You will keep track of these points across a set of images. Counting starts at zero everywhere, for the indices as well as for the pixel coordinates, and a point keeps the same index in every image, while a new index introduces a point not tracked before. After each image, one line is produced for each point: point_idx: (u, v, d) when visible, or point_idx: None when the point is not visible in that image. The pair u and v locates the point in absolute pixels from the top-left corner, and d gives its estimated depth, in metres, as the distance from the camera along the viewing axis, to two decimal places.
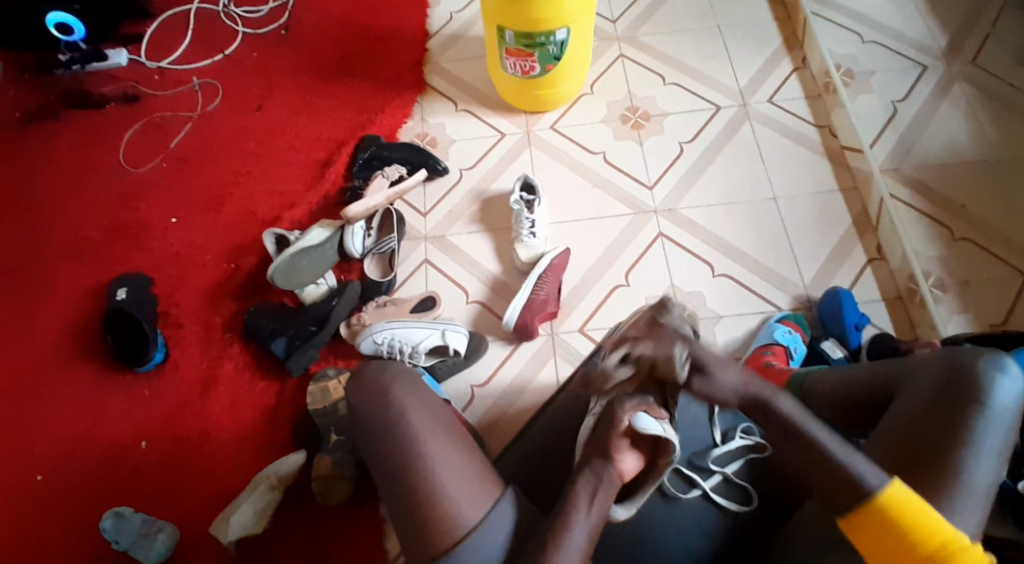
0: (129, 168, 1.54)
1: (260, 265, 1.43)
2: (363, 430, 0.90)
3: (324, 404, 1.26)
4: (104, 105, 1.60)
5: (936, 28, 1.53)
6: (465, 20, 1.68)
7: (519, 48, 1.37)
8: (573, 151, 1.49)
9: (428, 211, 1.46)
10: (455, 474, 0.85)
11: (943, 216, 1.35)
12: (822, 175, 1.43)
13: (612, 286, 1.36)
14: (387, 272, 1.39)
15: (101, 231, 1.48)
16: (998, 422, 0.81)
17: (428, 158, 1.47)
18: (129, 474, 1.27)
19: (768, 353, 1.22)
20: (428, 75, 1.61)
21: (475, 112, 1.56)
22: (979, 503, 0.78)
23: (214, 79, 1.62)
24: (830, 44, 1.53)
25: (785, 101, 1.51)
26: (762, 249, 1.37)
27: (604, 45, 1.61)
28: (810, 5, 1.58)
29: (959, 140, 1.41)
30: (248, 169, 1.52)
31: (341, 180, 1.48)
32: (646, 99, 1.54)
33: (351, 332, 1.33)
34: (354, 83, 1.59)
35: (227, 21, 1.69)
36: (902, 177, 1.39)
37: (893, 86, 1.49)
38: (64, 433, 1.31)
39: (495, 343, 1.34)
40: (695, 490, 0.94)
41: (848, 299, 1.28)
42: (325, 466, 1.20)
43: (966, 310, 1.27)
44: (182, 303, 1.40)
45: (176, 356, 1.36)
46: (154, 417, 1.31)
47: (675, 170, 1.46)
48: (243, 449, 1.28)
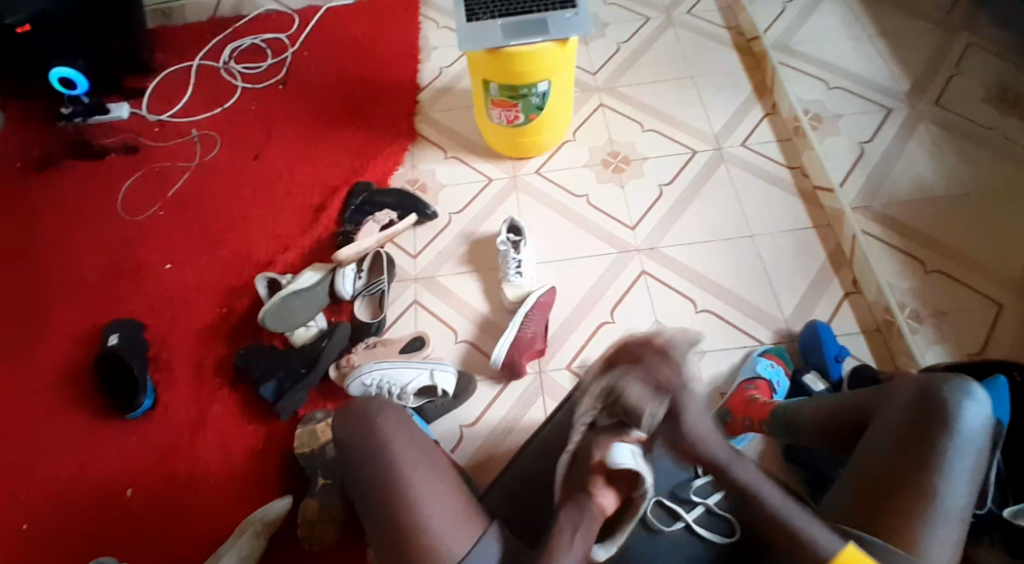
0: (125, 215, 1.58)
1: (252, 308, 1.45)
2: (354, 468, 0.93)
3: (311, 447, 1.27)
4: (103, 156, 1.65)
5: (900, 74, 1.61)
6: (454, 74, 1.76)
7: (503, 99, 1.44)
8: (558, 194, 1.55)
9: (418, 253, 1.50)
10: (441, 503, 0.88)
11: (915, 250, 1.40)
12: (797, 213, 1.49)
13: (598, 322, 1.39)
14: (377, 312, 1.42)
15: (97, 276, 1.50)
16: (967, 446, 0.88)
17: (418, 203, 1.51)
18: (116, 519, 1.26)
19: (751, 387, 1.26)
20: (419, 125, 1.68)
21: (463, 159, 1.62)
22: (955, 525, 0.85)
23: (212, 131, 1.68)
24: (799, 91, 1.61)
25: (759, 145, 1.58)
26: (743, 285, 1.41)
27: (586, 96, 1.68)
28: (779, 55, 1.67)
29: (925, 175, 1.47)
30: (243, 215, 1.56)
31: (333, 225, 1.53)
32: (626, 144, 1.60)
33: (340, 373, 1.35)
34: (347, 133, 1.65)
35: (225, 77, 1.77)
36: (873, 213, 1.45)
37: (860, 129, 1.56)
38: (52, 477, 1.30)
39: (484, 382, 1.36)
40: (679, 522, 0.97)
41: (825, 333, 1.32)
42: (311, 510, 1.21)
43: (943, 340, 1.30)
44: (175, 346, 1.42)
45: (168, 398, 1.37)
46: (142, 462, 1.31)
47: (656, 211, 1.51)
48: (232, 492, 1.27)
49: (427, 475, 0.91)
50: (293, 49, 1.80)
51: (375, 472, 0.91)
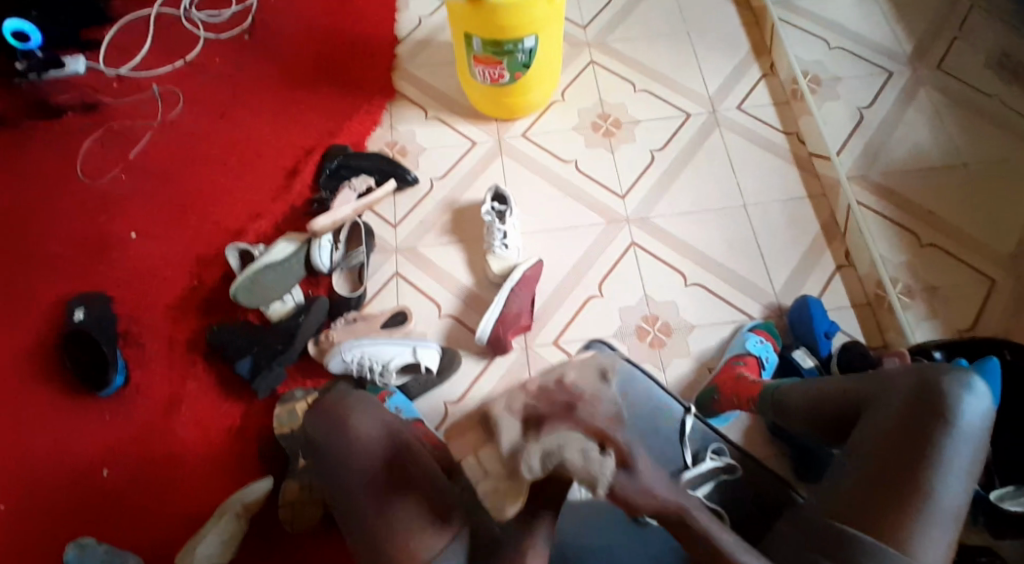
0: (86, 180, 1.48)
1: (224, 280, 1.39)
2: (326, 464, 0.95)
3: (291, 427, 1.23)
4: (59, 114, 1.55)
5: (902, 34, 1.54)
6: (433, 25, 1.65)
7: (487, 56, 1.35)
8: (544, 159, 1.48)
9: (398, 222, 1.44)
10: (406, 501, 0.90)
11: (909, 223, 1.36)
12: (792, 182, 1.44)
13: (586, 296, 1.35)
14: (356, 286, 1.37)
15: (59, 246, 1.42)
16: (964, 442, 0.86)
17: (397, 168, 1.45)
18: (92, 502, 1.22)
19: (740, 363, 1.23)
20: (397, 82, 1.58)
21: (445, 120, 1.53)
22: (949, 522, 0.83)
23: (174, 86, 1.57)
24: (799, 50, 1.54)
25: (755, 108, 1.52)
26: (734, 258, 1.37)
27: (575, 52, 1.60)
28: (779, 10, 1.58)
29: (923, 143, 1.43)
30: (211, 181, 1.48)
31: (307, 191, 1.45)
32: (617, 106, 1.53)
33: (320, 349, 1.30)
34: (320, 90, 1.55)
35: (187, 26, 1.64)
36: (869, 183, 1.40)
37: (860, 93, 1.50)
38: (21, 459, 1.26)
39: (469, 357, 1.32)
40: (680, 508, 1.01)
41: (816, 307, 1.28)
42: (293, 492, 1.19)
43: (934, 316, 1.28)
44: (145, 321, 1.36)
45: (140, 376, 1.32)
46: (116, 442, 1.27)
47: (647, 179, 1.45)
48: (211, 473, 1.24)
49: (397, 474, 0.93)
50: None
51: (346, 467, 0.93)
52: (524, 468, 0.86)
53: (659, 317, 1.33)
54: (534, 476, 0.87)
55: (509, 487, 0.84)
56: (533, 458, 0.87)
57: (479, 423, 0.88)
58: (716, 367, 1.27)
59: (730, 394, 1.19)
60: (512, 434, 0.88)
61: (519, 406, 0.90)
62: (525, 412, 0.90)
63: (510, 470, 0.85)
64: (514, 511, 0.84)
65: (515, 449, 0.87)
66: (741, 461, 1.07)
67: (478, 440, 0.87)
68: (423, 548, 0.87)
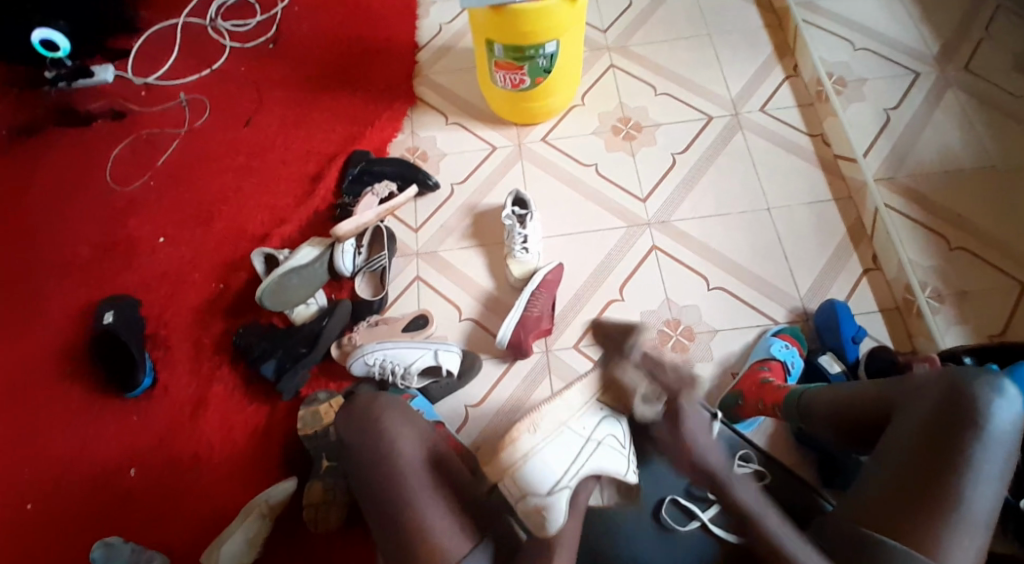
0: (116, 186, 1.52)
1: (249, 284, 1.41)
2: (356, 463, 0.96)
3: (315, 428, 1.24)
4: (90, 122, 1.58)
5: (928, 34, 1.52)
6: (454, 31, 1.66)
7: (508, 61, 1.35)
8: (564, 163, 1.48)
9: (420, 226, 1.45)
10: (435, 505, 0.90)
11: (938, 225, 1.33)
12: (816, 185, 1.42)
13: (607, 299, 1.35)
14: (378, 290, 1.38)
15: (88, 251, 1.46)
16: (995, 448, 0.84)
17: (419, 173, 1.46)
18: (120, 500, 1.24)
19: (764, 368, 1.21)
20: (419, 88, 1.60)
21: (465, 125, 1.54)
22: (979, 530, 0.81)
23: (201, 95, 1.60)
24: (822, 51, 1.52)
25: (778, 110, 1.50)
26: (758, 261, 1.36)
27: (595, 55, 1.60)
28: (802, 12, 1.57)
29: (953, 145, 1.40)
30: (236, 186, 1.50)
31: (330, 197, 1.47)
32: (638, 109, 1.53)
33: (342, 352, 1.32)
34: (342, 96, 1.57)
35: (213, 36, 1.68)
36: (896, 186, 1.38)
37: (886, 94, 1.48)
38: (51, 458, 1.28)
39: (490, 361, 1.32)
40: (694, 521, 0.97)
41: (843, 311, 1.26)
42: (316, 493, 1.20)
43: (964, 321, 1.25)
44: (171, 324, 1.38)
45: (166, 378, 1.34)
46: (143, 442, 1.29)
47: (668, 182, 1.44)
48: (235, 473, 1.26)
49: (430, 477, 0.93)
50: (283, 4, 1.70)
51: (377, 466, 0.93)
52: (553, 485, 0.88)
53: (680, 320, 1.32)
54: (569, 490, 0.89)
55: (543, 504, 0.87)
56: (562, 473, 0.89)
57: (504, 447, 0.91)
58: (740, 373, 1.26)
59: (755, 399, 1.18)
60: (538, 448, 0.90)
61: (541, 422, 0.93)
62: (545, 424, 0.92)
63: (542, 488, 0.88)
64: (552, 525, 0.86)
65: (542, 464, 0.89)
66: (770, 467, 1.04)
67: (502, 463, 0.90)
68: (452, 549, 0.87)
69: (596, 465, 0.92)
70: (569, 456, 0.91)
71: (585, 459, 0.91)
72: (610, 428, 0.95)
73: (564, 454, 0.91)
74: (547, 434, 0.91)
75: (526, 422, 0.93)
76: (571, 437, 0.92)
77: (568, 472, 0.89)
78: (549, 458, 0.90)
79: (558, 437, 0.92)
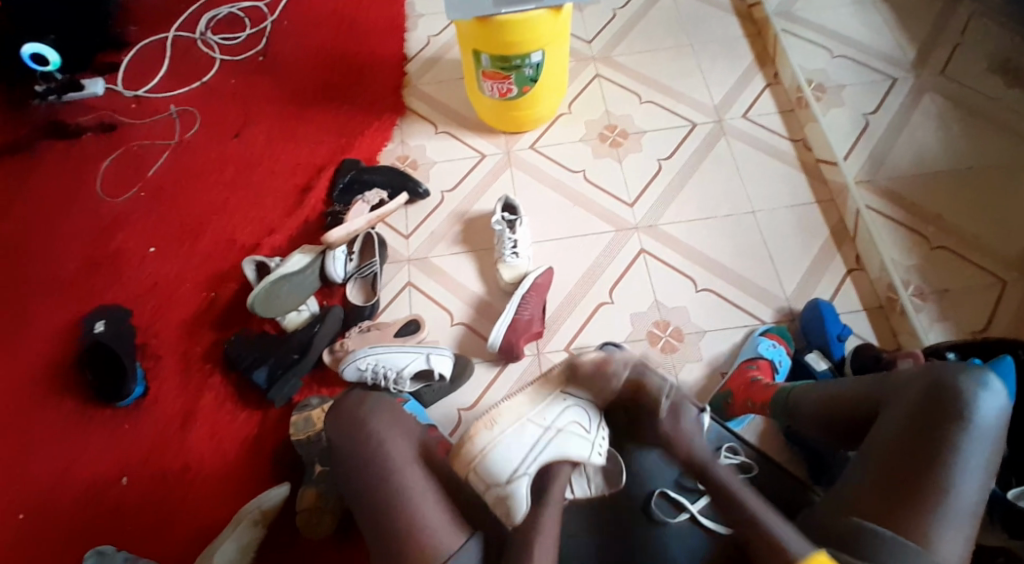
0: (106, 198, 1.52)
1: (240, 293, 1.41)
2: (343, 464, 0.95)
3: (306, 434, 1.23)
4: (80, 135, 1.59)
5: (903, 43, 1.57)
6: (442, 44, 1.69)
7: (495, 71, 1.38)
8: (553, 170, 1.50)
9: (410, 233, 1.46)
10: (431, 507, 0.89)
11: (919, 225, 1.37)
12: (799, 188, 1.46)
13: (597, 302, 1.36)
14: (370, 297, 1.38)
15: (78, 262, 1.46)
16: (982, 439, 0.85)
17: (408, 181, 1.47)
18: (109, 510, 1.23)
19: (752, 367, 1.23)
20: (408, 99, 1.62)
21: (456, 134, 1.56)
22: (967, 520, 0.82)
23: (191, 107, 1.62)
24: (800, 59, 1.56)
25: (759, 116, 1.54)
26: (743, 263, 1.38)
27: (580, 66, 1.63)
28: (781, 23, 1.62)
29: (929, 147, 1.44)
30: (226, 197, 1.51)
31: (321, 204, 1.48)
32: (623, 117, 1.56)
33: (334, 358, 1.31)
34: (332, 107, 1.59)
35: (204, 49, 1.70)
36: (876, 187, 1.42)
37: (863, 99, 1.52)
38: (40, 470, 1.27)
39: (481, 365, 1.33)
40: (683, 513, 0.99)
41: (828, 311, 1.29)
42: (310, 498, 1.19)
43: (946, 318, 1.28)
44: (161, 334, 1.38)
45: (155, 388, 1.33)
46: (133, 452, 1.28)
47: (654, 187, 1.47)
48: (225, 481, 1.25)
49: (420, 473, 0.93)
50: (273, 19, 1.73)
51: (365, 467, 0.93)
52: (512, 473, 0.93)
53: (670, 322, 1.34)
54: (528, 477, 0.93)
55: (505, 494, 0.92)
56: (521, 461, 0.94)
57: (465, 443, 0.97)
58: (729, 372, 1.28)
59: (743, 397, 1.20)
60: (495, 442, 0.95)
61: (500, 419, 0.98)
62: (503, 420, 0.98)
63: (502, 477, 0.93)
64: (519, 514, 0.91)
65: (501, 454, 0.94)
66: (756, 459, 1.06)
67: (466, 457, 0.96)
68: (442, 544, 0.86)
69: (556, 449, 0.95)
70: (527, 445, 0.95)
71: (543, 446, 0.95)
72: (573, 415, 1.00)
73: (520, 443, 0.95)
74: (505, 426, 0.97)
75: (483, 419, 0.99)
76: (529, 428, 0.96)
77: (526, 459, 0.94)
78: (506, 448, 0.95)
79: (518, 428, 0.96)
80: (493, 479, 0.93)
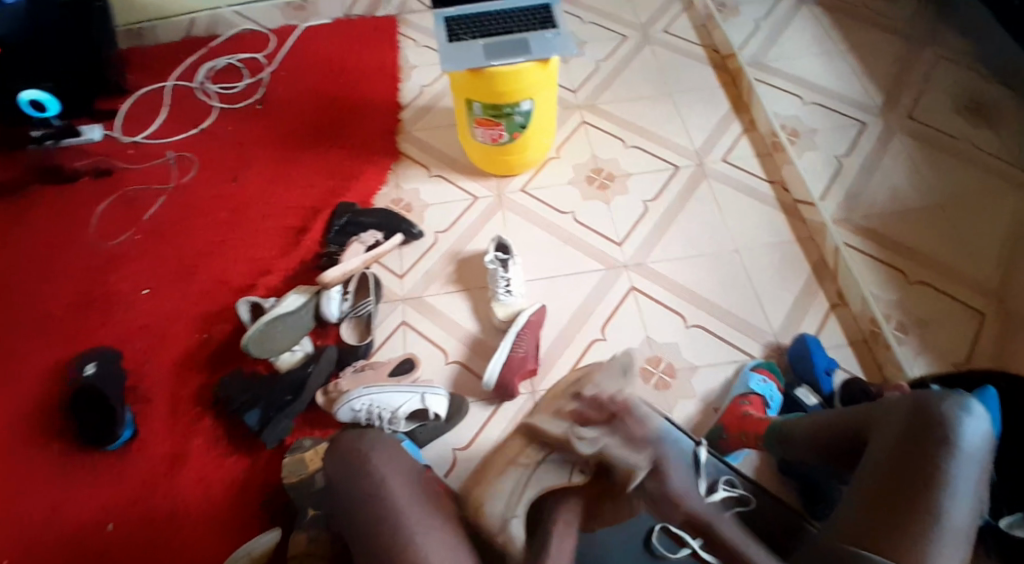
0: (100, 241, 1.53)
1: (234, 334, 1.41)
2: (344, 501, 0.94)
3: (299, 476, 1.22)
4: (75, 179, 1.61)
5: (872, 90, 1.66)
6: (435, 91, 1.75)
7: (487, 118, 1.43)
8: (543, 212, 1.55)
9: (404, 273, 1.48)
10: (434, 540, 0.88)
11: (895, 261, 1.42)
12: (779, 226, 1.51)
13: (589, 339, 1.39)
14: (365, 336, 1.39)
15: (70, 304, 1.45)
16: (969, 463, 0.86)
17: (404, 222, 1.50)
18: (94, 558, 1.20)
19: (745, 403, 1.25)
20: (401, 144, 1.66)
21: (448, 177, 1.61)
22: (960, 544, 0.82)
23: (187, 152, 1.65)
24: (775, 107, 1.66)
25: (739, 159, 1.61)
26: (729, 298, 1.42)
27: (568, 113, 1.70)
28: (754, 72, 1.72)
29: (901, 188, 1.51)
30: (222, 239, 1.52)
31: (316, 246, 1.50)
32: (610, 161, 1.62)
33: (328, 400, 1.30)
34: (328, 152, 1.64)
35: (201, 97, 1.74)
36: (853, 225, 1.48)
37: (835, 143, 1.60)
38: (24, 518, 1.24)
39: (476, 404, 1.34)
40: (685, 548, 0.99)
41: (813, 344, 1.33)
42: (299, 543, 1.10)
43: (926, 349, 1.32)
44: (155, 376, 1.37)
45: (147, 429, 1.32)
46: (122, 497, 1.26)
47: (642, 226, 1.52)
48: (218, 526, 1.22)
49: (426, 508, 0.92)
50: (270, 69, 1.78)
51: (367, 504, 0.92)
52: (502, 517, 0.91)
53: (661, 357, 1.37)
54: (519, 517, 0.91)
55: (504, 538, 0.90)
56: (507, 504, 0.92)
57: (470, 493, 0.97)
58: (722, 406, 1.30)
59: (738, 431, 1.23)
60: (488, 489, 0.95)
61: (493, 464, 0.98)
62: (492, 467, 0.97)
63: (494, 524, 0.91)
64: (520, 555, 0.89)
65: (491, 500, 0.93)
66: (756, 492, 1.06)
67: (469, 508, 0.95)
68: None
69: (539, 485, 0.93)
70: (512, 486, 0.94)
71: (525, 485, 0.93)
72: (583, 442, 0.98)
73: (503, 487, 0.94)
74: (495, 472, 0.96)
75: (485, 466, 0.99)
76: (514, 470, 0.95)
77: (511, 501, 0.92)
78: (496, 492, 0.94)
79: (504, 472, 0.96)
80: (490, 526, 0.91)
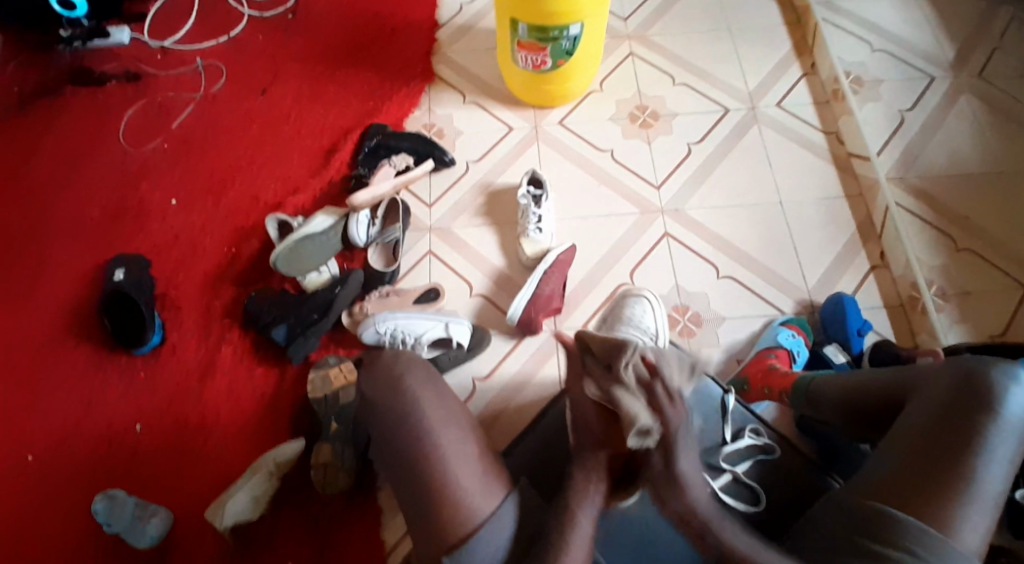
0: (129, 147, 1.51)
1: (261, 251, 1.41)
2: (376, 418, 0.90)
3: (324, 393, 1.23)
4: (103, 83, 1.58)
5: (943, 42, 1.55)
6: (475, 12, 1.67)
7: (531, 42, 1.35)
8: (579, 147, 1.49)
9: (433, 202, 1.45)
10: (465, 467, 0.86)
11: (946, 227, 1.36)
12: (829, 180, 1.44)
13: (618, 283, 1.36)
14: (391, 262, 1.38)
15: (99, 211, 1.45)
16: (1010, 433, 0.83)
17: (436, 149, 1.46)
18: (124, 457, 1.24)
19: (771, 355, 1.22)
20: (436, 66, 1.60)
21: (483, 105, 1.55)
22: (989, 509, 0.80)
23: (217, 61, 1.61)
24: (842, 53, 1.55)
25: (794, 106, 1.53)
26: (767, 253, 1.38)
27: (615, 43, 1.62)
28: (823, 11, 1.60)
29: (963, 150, 1.43)
30: (250, 154, 1.50)
31: (345, 167, 1.47)
32: (655, 98, 1.54)
33: (353, 320, 1.31)
34: (362, 69, 1.58)
35: (232, 3, 1.68)
36: (906, 185, 1.40)
37: (900, 96, 1.51)
38: (56, 416, 1.27)
39: (498, 337, 1.33)
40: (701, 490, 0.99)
41: (850, 305, 1.28)
42: (325, 454, 1.18)
43: (965, 320, 1.27)
44: (182, 287, 1.38)
45: (173, 339, 1.33)
46: (150, 401, 1.28)
47: (683, 170, 1.46)
48: (242, 437, 1.25)
49: (460, 430, 0.89)
50: None
51: (399, 425, 0.88)
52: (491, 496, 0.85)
53: (689, 307, 1.34)
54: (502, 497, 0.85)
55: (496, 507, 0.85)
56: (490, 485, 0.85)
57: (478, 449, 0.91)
58: (745, 359, 1.28)
59: (760, 385, 1.19)
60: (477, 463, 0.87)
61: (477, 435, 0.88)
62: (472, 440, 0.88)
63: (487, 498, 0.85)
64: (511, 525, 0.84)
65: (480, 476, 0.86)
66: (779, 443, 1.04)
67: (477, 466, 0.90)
68: (479, 509, 0.84)
69: None
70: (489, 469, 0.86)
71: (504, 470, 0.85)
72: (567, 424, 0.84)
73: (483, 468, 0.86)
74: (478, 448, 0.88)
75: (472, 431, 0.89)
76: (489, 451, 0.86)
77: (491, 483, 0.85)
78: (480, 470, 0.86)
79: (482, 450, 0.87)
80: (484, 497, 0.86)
